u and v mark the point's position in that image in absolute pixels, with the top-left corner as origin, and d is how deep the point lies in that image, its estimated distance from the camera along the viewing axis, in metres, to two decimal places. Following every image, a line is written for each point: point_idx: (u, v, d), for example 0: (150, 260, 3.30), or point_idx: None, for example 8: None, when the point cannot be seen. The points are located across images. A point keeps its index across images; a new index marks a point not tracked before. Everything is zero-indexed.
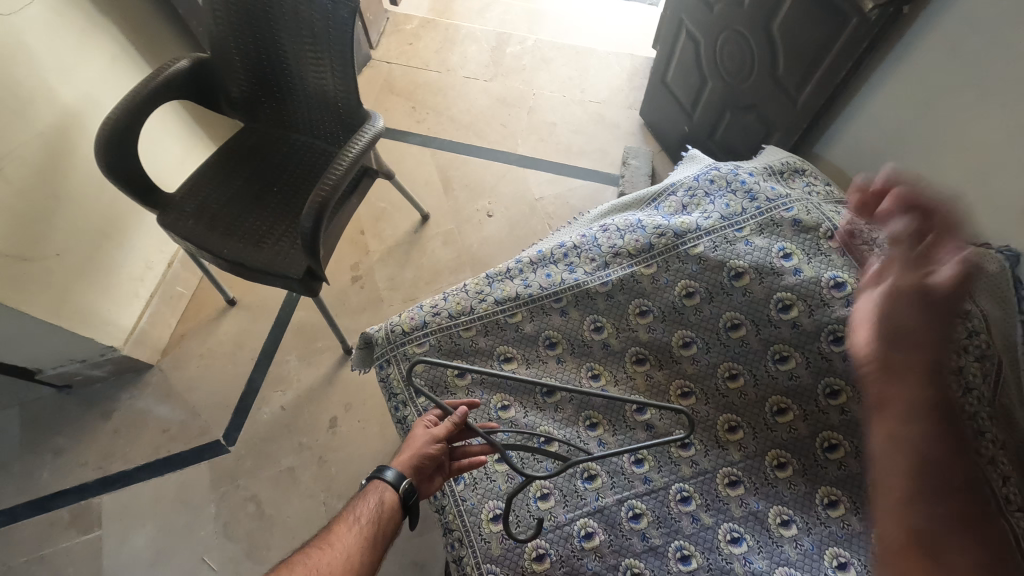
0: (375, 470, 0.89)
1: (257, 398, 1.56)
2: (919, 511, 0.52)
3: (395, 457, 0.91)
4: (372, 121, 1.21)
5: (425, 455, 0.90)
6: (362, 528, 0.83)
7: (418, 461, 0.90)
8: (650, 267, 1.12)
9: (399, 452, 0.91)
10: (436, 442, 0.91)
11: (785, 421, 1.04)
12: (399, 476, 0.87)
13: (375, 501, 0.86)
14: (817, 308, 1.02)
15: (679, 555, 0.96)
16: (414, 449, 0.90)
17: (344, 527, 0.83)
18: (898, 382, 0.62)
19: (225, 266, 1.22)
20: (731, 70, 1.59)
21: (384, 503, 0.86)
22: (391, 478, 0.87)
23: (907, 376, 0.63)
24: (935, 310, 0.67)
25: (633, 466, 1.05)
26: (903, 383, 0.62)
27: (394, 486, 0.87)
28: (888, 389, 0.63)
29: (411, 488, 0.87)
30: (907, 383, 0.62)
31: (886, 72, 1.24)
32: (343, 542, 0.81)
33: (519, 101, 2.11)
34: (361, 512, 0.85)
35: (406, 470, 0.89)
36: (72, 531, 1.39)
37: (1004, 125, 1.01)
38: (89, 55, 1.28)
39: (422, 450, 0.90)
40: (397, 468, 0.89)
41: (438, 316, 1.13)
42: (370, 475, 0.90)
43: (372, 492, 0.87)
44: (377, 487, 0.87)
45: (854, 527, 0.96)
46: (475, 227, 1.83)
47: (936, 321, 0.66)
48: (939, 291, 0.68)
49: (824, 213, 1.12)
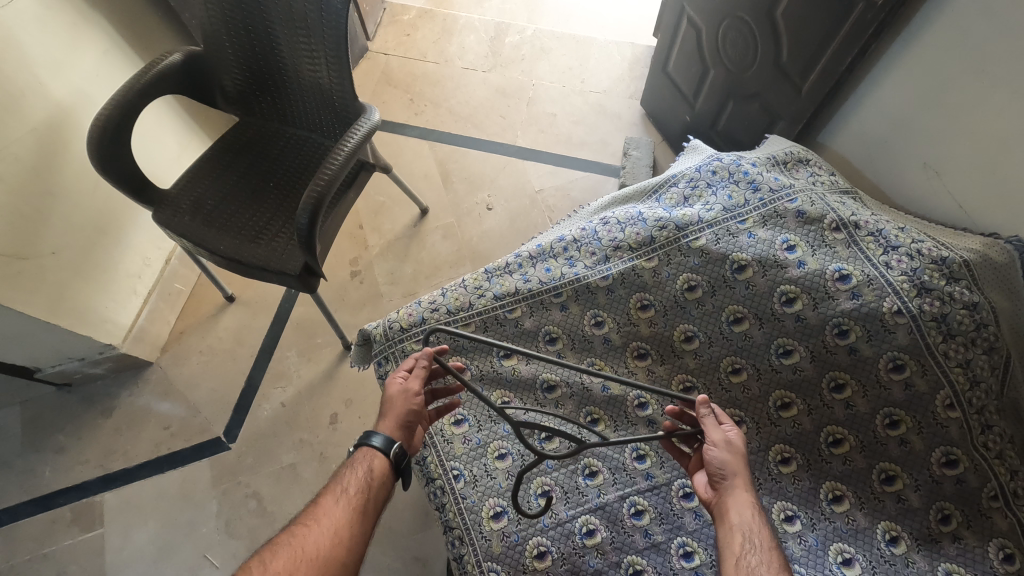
0: (362, 437, 0.89)
1: (257, 394, 1.56)
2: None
3: (378, 424, 0.92)
4: (368, 114, 1.18)
5: (410, 410, 0.92)
6: (350, 499, 0.83)
7: (405, 419, 0.92)
8: (652, 260, 1.10)
9: (382, 418, 0.92)
10: (416, 395, 0.93)
11: (788, 416, 1.03)
12: (388, 441, 0.89)
13: (364, 470, 0.86)
14: (821, 301, 1.00)
15: (682, 552, 0.95)
16: (398, 410, 0.92)
17: (332, 500, 0.83)
18: (731, 500, 0.81)
19: (220, 262, 1.21)
20: (734, 58, 1.56)
21: (373, 471, 0.87)
22: (379, 444, 0.88)
23: (735, 494, 0.82)
24: (740, 454, 0.85)
25: (635, 462, 1.04)
26: (733, 503, 0.81)
27: (384, 450, 0.88)
28: (726, 507, 0.81)
29: (401, 450, 0.90)
30: (736, 498, 0.81)
31: (894, 58, 1.21)
32: (330, 515, 0.81)
33: (519, 92, 2.08)
34: (349, 483, 0.85)
35: (394, 433, 0.91)
36: (74, 529, 1.39)
37: (1011, 111, 0.99)
38: (79, 50, 1.26)
39: (405, 407, 0.92)
40: (383, 433, 0.90)
41: (437, 312, 1.11)
42: (356, 443, 0.90)
43: (360, 461, 0.87)
44: (366, 454, 0.88)
45: (860, 523, 0.95)
46: (475, 220, 1.81)
47: (742, 460, 0.84)
48: (738, 442, 0.86)
49: (828, 203, 1.09)
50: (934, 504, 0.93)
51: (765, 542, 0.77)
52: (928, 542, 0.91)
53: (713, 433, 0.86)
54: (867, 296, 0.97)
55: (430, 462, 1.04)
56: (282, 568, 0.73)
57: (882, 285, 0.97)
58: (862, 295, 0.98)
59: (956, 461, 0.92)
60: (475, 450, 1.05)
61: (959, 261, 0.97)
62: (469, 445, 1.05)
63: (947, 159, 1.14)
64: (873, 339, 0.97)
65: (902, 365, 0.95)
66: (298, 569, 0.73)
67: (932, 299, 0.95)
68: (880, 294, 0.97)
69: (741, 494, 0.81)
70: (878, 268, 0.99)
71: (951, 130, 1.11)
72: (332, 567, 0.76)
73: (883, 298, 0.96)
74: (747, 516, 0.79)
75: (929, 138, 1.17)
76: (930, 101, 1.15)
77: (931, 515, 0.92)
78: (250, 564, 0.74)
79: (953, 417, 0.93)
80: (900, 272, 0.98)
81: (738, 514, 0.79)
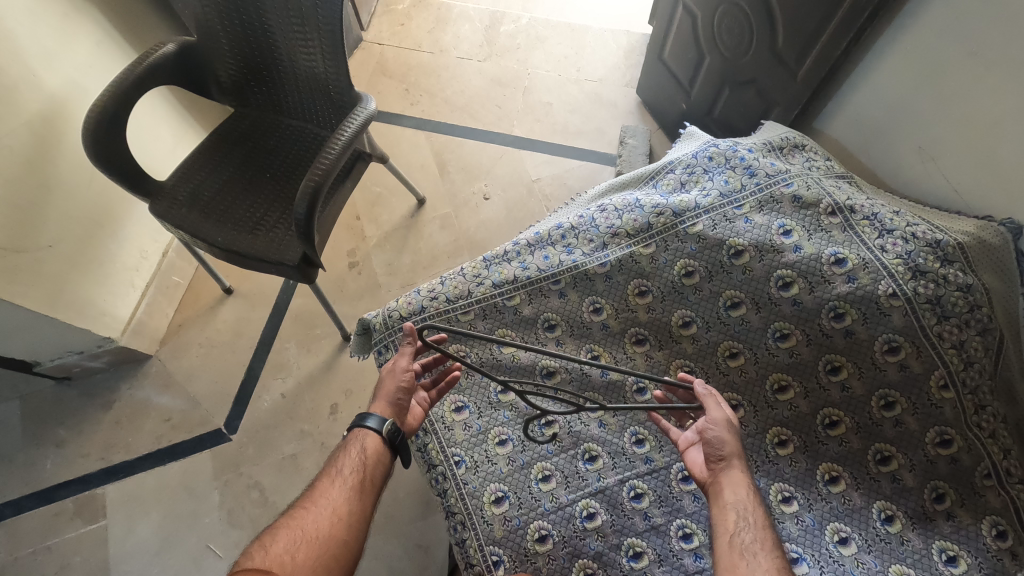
0: (356, 419, 0.91)
1: (257, 385, 1.56)
2: (746, 564, 0.75)
3: (371, 405, 0.94)
4: (364, 103, 1.18)
5: (399, 388, 0.95)
6: (347, 478, 0.85)
7: (395, 397, 0.95)
8: (649, 246, 1.11)
9: (375, 400, 0.95)
10: (405, 372, 0.96)
11: (785, 399, 1.04)
12: (382, 420, 0.91)
13: (358, 450, 0.88)
14: (817, 285, 1.01)
15: (682, 533, 0.96)
16: (389, 389, 0.95)
17: (328, 482, 0.85)
18: (727, 479, 0.84)
19: (219, 254, 1.21)
20: (729, 44, 1.56)
21: (367, 450, 0.89)
22: (373, 424, 0.90)
23: (731, 474, 0.84)
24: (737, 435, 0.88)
25: (634, 446, 1.05)
26: (728, 482, 0.83)
27: (378, 430, 0.90)
28: (721, 486, 0.84)
29: (394, 427, 0.91)
30: (731, 477, 0.84)
31: (889, 42, 1.21)
32: (328, 497, 0.83)
33: (514, 81, 2.08)
34: (344, 464, 0.87)
35: (386, 412, 0.93)
36: (77, 521, 1.39)
37: (1007, 92, 0.99)
38: (72, 40, 1.25)
39: (395, 385, 0.95)
40: (377, 413, 0.92)
41: (436, 300, 1.12)
42: (351, 426, 0.92)
43: (355, 442, 0.90)
44: (360, 435, 0.90)
45: (855, 503, 0.96)
46: (472, 210, 1.81)
47: (739, 441, 0.87)
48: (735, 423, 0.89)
49: (824, 188, 1.10)
50: (928, 483, 0.95)
51: (758, 521, 0.79)
52: (922, 521, 0.93)
53: (714, 412, 0.88)
54: (862, 279, 0.98)
55: (431, 448, 1.05)
56: (283, 548, 0.74)
57: (877, 268, 0.98)
58: (857, 279, 0.99)
59: (950, 441, 0.94)
60: (476, 436, 1.05)
61: (954, 244, 0.98)
62: (469, 431, 1.06)
63: (943, 142, 1.14)
64: (869, 321, 0.98)
65: (897, 347, 0.96)
66: (300, 548, 0.75)
67: (926, 281, 0.96)
68: (875, 278, 0.98)
69: (736, 474, 0.84)
70: (874, 251, 1.00)
71: (947, 113, 1.12)
72: (334, 543, 0.78)
73: (878, 282, 0.97)
74: (741, 495, 0.82)
75: (925, 121, 1.17)
76: (926, 85, 1.15)
77: (925, 494, 0.94)
78: (250, 550, 0.73)
79: (948, 397, 0.94)
80: (895, 255, 0.99)
81: (732, 493, 0.82)
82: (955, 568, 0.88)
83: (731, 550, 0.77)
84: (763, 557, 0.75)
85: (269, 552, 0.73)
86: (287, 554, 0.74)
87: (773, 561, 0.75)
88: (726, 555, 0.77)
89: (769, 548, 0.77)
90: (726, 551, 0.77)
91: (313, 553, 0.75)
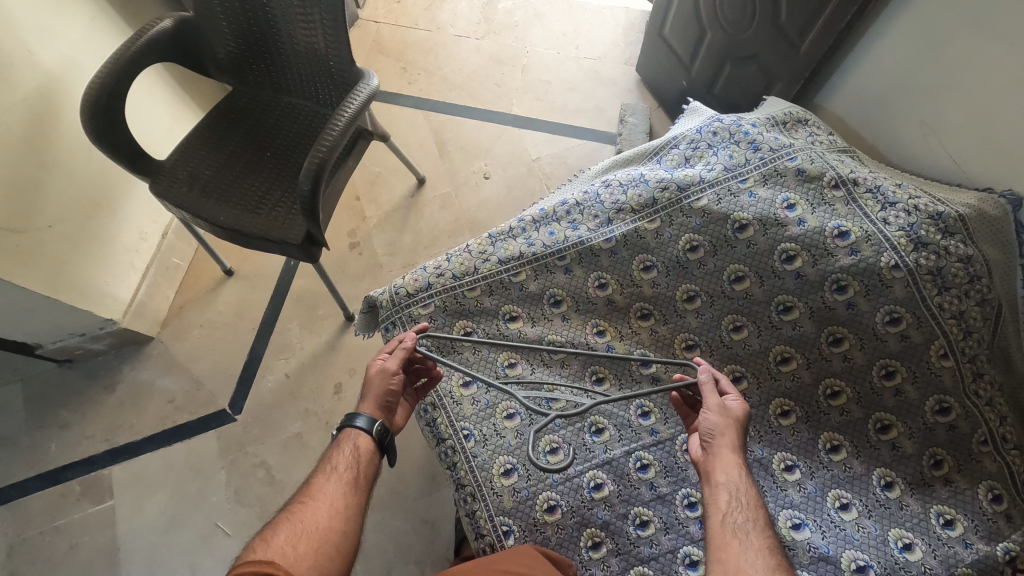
0: (345, 420, 0.92)
1: (260, 365, 1.57)
2: (737, 543, 0.76)
3: (359, 404, 0.94)
4: (367, 79, 1.17)
5: (388, 390, 0.95)
6: (341, 474, 0.86)
7: (383, 399, 0.95)
8: (654, 221, 1.11)
9: (362, 399, 0.95)
10: (393, 374, 0.96)
11: (788, 370, 1.06)
12: (370, 420, 0.91)
13: (349, 448, 0.89)
14: (821, 258, 1.02)
15: (687, 502, 0.99)
16: (376, 391, 0.94)
17: (323, 477, 0.86)
18: (718, 461, 0.83)
19: (220, 233, 1.20)
20: (730, 19, 1.54)
21: (359, 449, 0.89)
22: (362, 424, 0.91)
23: (722, 456, 0.84)
24: (734, 419, 0.87)
25: (640, 418, 1.07)
26: (720, 463, 0.83)
27: (367, 430, 0.90)
28: (712, 467, 0.84)
29: (384, 427, 0.92)
30: (723, 459, 0.83)
31: (892, 15, 1.21)
32: (323, 491, 0.84)
33: (512, 59, 2.06)
34: (338, 461, 0.88)
35: (375, 413, 0.93)
36: (85, 501, 1.40)
37: (1007, 66, 1.00)
38: (65, 17, 1.22)
39: (383, 386, 0.95)
40: (366, 413, 0.92)
41: (443, 277, 1.12)
42: (340, 426, 0.93)
43: (345, 441, 0.90)
44: (350, 435, 0.91)
45: (856, 470, 0.99)
46: (472, 189, 1.81)
47: (735, 424, 0.86)
48: (735, 409, 0.88)
49: (828, 161, 1.10)
50: (927, 450, 0.97)
51: (750, 500, 0.80)
52: (921, 486, 0.96)
53: (711, 398, 0.88)
54: (866, 252, 1.00)
55: (440, 422, 1.06)
56: (284, 540, 0.75)
57: (880, 240, 1.00)
58: (860, 251, 1.00)
59: (949, 409, 0.96)
60: (484, 410, 1.07)
61: (955, 215, 0.99)
62: (478, 406, 1.07)
63: (946, 117, 1.15)
64: (871, 293, 0.99)
65: (899, 318, 0.98)
66: (301, 539, 0.76)
67: (928, 253, 0.97)
68: (877, 250, 0.99)
69: (729, 454, 0.84)
70: (876, 224, 1.01)
71: (948, 85, 1.12)
72: (333, 535, 0.79)
73: (881, 254, 0.99)
74: (733, 476, 0.82)
75: (926, 96, 1.18)
76: (930, 59, 1.15)
77: (924, 461, 0.97)
78: (253, 544, 0.74)
79: (947, 365, 0.96)
80: (898, 227, 1.00)
81: (724, 474, 0.82)
82: (952, 530, 0.91)
83: (723, 529, 0.78)
84: (755, 537, 0.76)
85: (270, 545, 0.74)
86: (288, 545, 0.75)
87: (766, 540, 0.76)
88: (718, 534, 0.78)
89: (760, 528, 0.78)
90: (718, 531, 0.78)
91: (314, 544, 0.76)
